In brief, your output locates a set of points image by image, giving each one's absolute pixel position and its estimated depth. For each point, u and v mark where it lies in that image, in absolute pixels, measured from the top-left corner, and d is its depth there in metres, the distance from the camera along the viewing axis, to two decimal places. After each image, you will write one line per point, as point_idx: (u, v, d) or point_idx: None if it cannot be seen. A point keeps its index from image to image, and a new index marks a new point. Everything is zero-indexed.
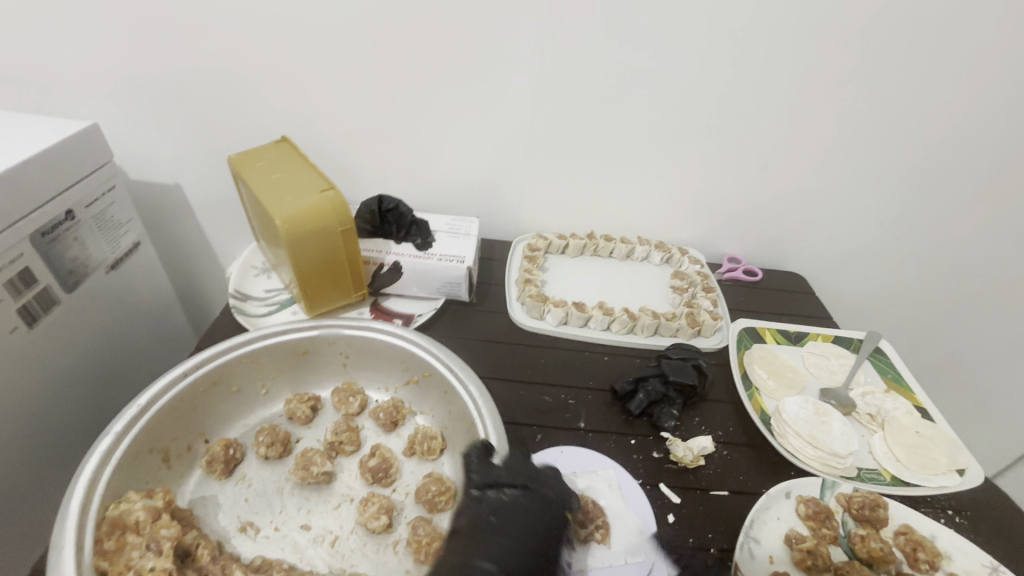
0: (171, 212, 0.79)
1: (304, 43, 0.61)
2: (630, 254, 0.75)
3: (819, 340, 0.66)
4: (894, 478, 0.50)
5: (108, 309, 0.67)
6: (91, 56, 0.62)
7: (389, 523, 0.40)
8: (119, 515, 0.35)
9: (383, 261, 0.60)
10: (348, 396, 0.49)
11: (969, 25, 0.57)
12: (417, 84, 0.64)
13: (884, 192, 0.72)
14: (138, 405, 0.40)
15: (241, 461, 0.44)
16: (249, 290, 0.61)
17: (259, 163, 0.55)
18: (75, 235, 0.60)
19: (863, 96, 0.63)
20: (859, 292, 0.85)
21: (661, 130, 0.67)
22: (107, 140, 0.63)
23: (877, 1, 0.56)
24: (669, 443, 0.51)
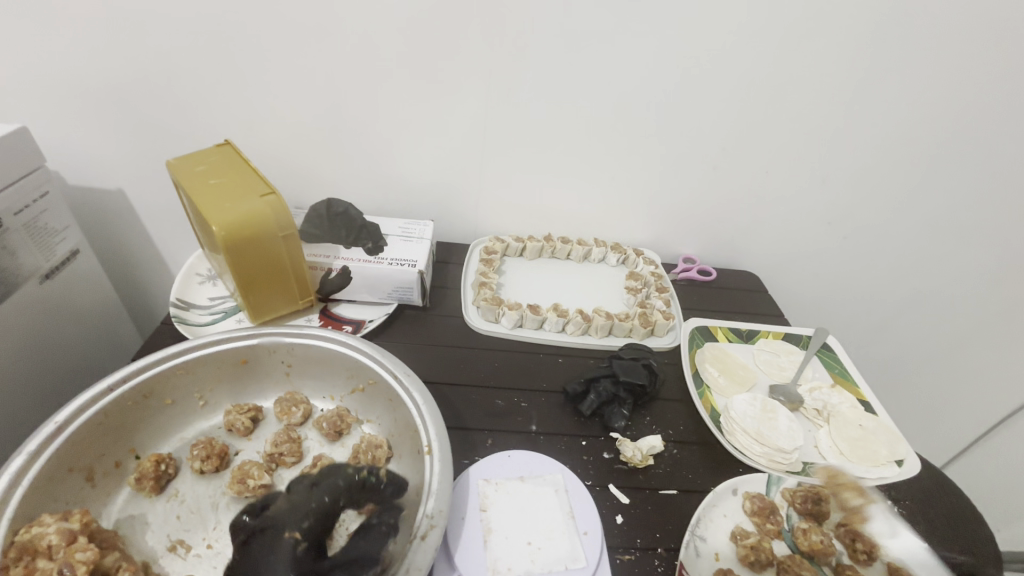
0: (114, 219, 0.76)
1: (247, 43, 0.60)
2: (587, 255, 0.76)
3: (769, 337, 0.67)
4: (837, 471, 0.52)
5: (41, 321, 0.64)
6: (20, 56, 0.59)
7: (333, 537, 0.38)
8: (30, 540, 0.33)
9: (331, 266, 0.58)
10: (291, 406, 0.48)
11: (902, 31, 0.59)
12: (366, 86, 0.63)
13: (829, 192, 0.74)
14: (56, 423, 0.38)
15: (174, 477, 0.42)
16: (192, 298, 0.59)
17: (198, 168, 0.54)
18: (3, 244, 0.57)
19: (806, 99, 0.64)
20: (810, 289, 0.87)
21: (614, 132, 0.68)
22: (38, 144, 0.61)
23: (815, 7, 0.57)
24: (619, 443, 0.51)
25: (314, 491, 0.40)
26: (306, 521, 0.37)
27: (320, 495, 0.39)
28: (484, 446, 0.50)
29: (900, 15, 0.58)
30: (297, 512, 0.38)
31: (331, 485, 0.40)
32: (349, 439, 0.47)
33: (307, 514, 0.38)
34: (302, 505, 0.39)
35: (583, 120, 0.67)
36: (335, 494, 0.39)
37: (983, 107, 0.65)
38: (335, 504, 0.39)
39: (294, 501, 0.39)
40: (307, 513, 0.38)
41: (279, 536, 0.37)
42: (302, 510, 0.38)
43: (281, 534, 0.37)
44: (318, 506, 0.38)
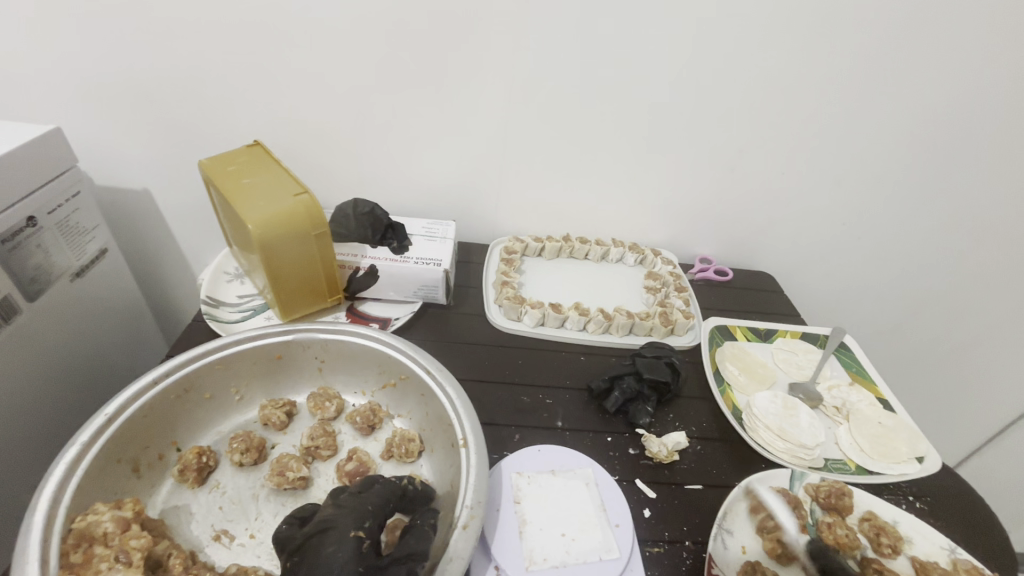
0: (139, 219, 0.77)
1: (274, 45, 0.61)
2: (605, 255, 0.77)
3: (787, 336, 0.68)
4: (858, 468, 0.53)
5: (71, 319, 0.65)
6: (54, 59, 0.61)
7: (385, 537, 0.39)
8: (86, 527, 0.34)
9: (359, 265, 0.60)
10: (324, 401, 0.49)
11: (919, 35, 0.60)
12: (390, 86, 0.64)
13: (844, 193, 0.75)
14: (105, 415, 0.39)
15: (215, 469, 0.43)
16: (222, 296, 0.60)
17: (230, 168, 0.55)
18: (38, 242, 0.58)
19: (823, 100, 0.65)
20: (824, 289, 0.88)
21: (633, 134, 0.69)
22: (71, 145, 0.62)
23: (833, 10, 0.58)
24: (644, 439, 0.52)
25: (361, 499, 0.37)
26: (364, 524, 0.35)
27: (368, 502, 0.37)
28: (513, 441, 0.50)
29: (918, 18, 0.59)
30: (354, 514, 0.36)
31: (380, 492, 0.38)
32: (382, 433, 0.48)
33: (362, 517, 0.36)
34: (356, 509, 0.36)
35: (603, 121, 0.68)
36: (386, 499, 0.38)
37: (998, 108, 0.66)
38: (384, 509, 0.37)
39: (343, 507, 0.36)
40: (362, 517, 0.36)
41: (337, 540, 0.34)
42: (357, 516, 0.36)
43: (342, 537, 0.34)
44: (374, 509, 0.36)
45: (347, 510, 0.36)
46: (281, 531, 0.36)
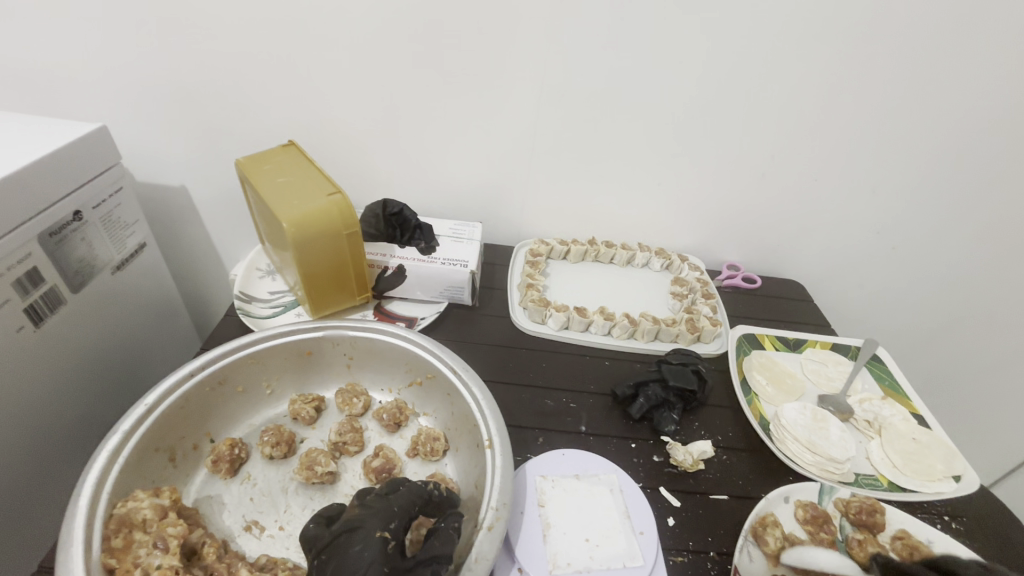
0: (177, 215, 0.79)
1: (309, 45, 0.62)
2: (631, 260, 0.76)
3: (817, 347, 0.67)
4: (891, 484, 0.51)
5: (111, 311, 0.68)
6: (101, 60, 0.63)
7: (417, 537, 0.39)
8: (127, 513, 0.35)
9: (387, 264, 0.61)
10: (352, 397, 0.49)
11: (963, 41, 0.58)
12: (421, 86, 0.65)
13: (880, 200, 0.73)
14: (145, 404, 0.40)
15: (246, 461, 0.44)
16: (254, 291, 0.62)
17: (265, 167, 0.56)
18: (82, 236, 0.61)
19: (861, 104, 0.64)
20: (855, 299, 0.86)
21: (662, 138, 0.68)
22: (116, 142, 0.65)
23: (874, 13, 0.57)
24: (669, 447, 0.51)
25: (389, 498, 0.38)
26: (390, 525, 0.36)
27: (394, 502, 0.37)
28: (536, 444, 0.51)
29: (963, 23, 0.57)
30: (382, 515, 0.36)
31: (408, 494, 0.38)
32: (407, 431, 0.49)
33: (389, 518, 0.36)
34: (382, 508, 0.36)
35: (632, 125, 0.68)
36: (413, 501, 0.38)
37: None
38: (411, 510, 0.37)
39: (372, 508, 0.37)
40: (390, 518, 0.36)
41: (365, 539, 0.34)
42: (384, 515, 0.36)
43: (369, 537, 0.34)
44: (400, 510, 0.37)
45: (375, 510, 0.36)
46: (311, 529, 0.37)
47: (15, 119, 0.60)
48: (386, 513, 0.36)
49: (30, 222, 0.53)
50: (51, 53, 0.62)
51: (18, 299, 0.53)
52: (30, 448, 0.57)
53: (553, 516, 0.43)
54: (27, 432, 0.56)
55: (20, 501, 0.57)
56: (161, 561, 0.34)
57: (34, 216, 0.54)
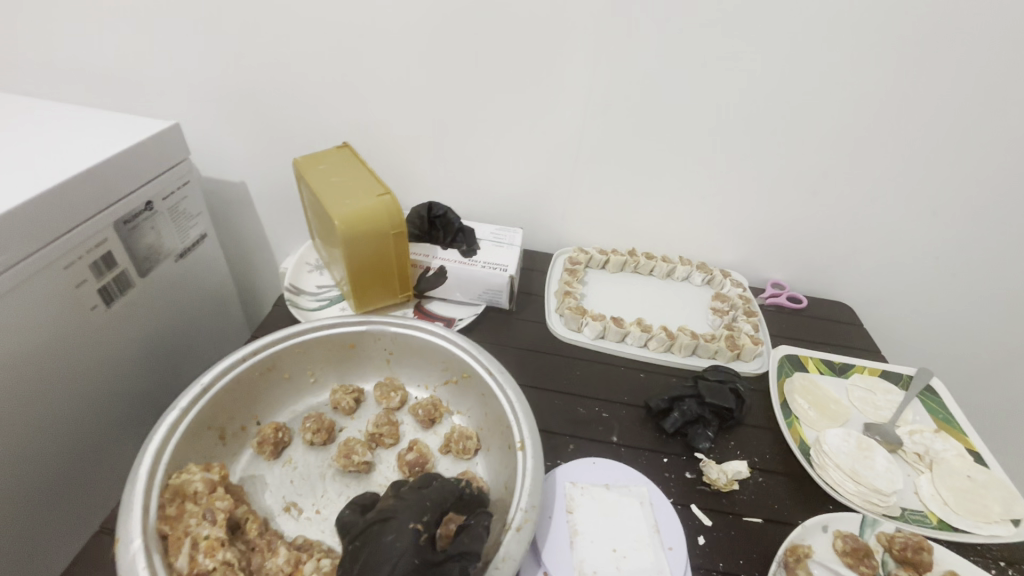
0: (235, 209, 0.84)
1: (366, 53, 0.65)
2: (671, 273, 0.75)
3: (864, 373, 0.64)
4: (940, 522, 0.48)
5: (171, 296, 0.72)
6: (177, 64, 0.68)
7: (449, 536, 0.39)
8: (180, 484, 0.38)
9: (429, 265, 0.63)
10: (390, 391, 0.51)
11: None
12: (470, 92, 0.67)
13: (941, 222, 0.69)
14: (202, 383, 0.43)
15: (289, 444, 0.46)
16: (302, 285, 0.64)
17: (321, 166, 0.59)
18: (151, 225, 0.66)
19: (925, 121, 0.61)
20: (909, 325, 0.82)
21: (708, 152, 0.68)
22: (185, 140, 0.69)
23: (940, 29, 0.55)
24: (703, 464, 0.50)
25: (420, 493, 0.38)
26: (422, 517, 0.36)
27: (424, 497, 0.38)
28: (567, 451, 0.51)
29: None
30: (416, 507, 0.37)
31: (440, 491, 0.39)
32: (441, 428, 0.50)
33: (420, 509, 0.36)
34: (416, 500, 0.37)
35: (677, 138, 0.67)
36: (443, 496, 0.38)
37: None
38: (443, 504, 0.38)
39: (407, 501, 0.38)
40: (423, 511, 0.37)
41: (398, 530, 0.35)
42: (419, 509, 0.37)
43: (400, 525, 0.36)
44: (433, 504, 0.37)
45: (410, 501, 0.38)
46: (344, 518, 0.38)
47: (102, 115, 0.66)
48: (418, 507, 0.37)
49: (107, 210, 0.59)
50: (135, 57, 0.68)
51: (92, 280, 0.58)
52: (86, 421, 0.61)
53: (581, 524, 0.43)
54: (92, 403, 0.61)
55: (74, 470, 0.60)
56: (209, 532, 0.36)
57: (112, 204, 0.59)
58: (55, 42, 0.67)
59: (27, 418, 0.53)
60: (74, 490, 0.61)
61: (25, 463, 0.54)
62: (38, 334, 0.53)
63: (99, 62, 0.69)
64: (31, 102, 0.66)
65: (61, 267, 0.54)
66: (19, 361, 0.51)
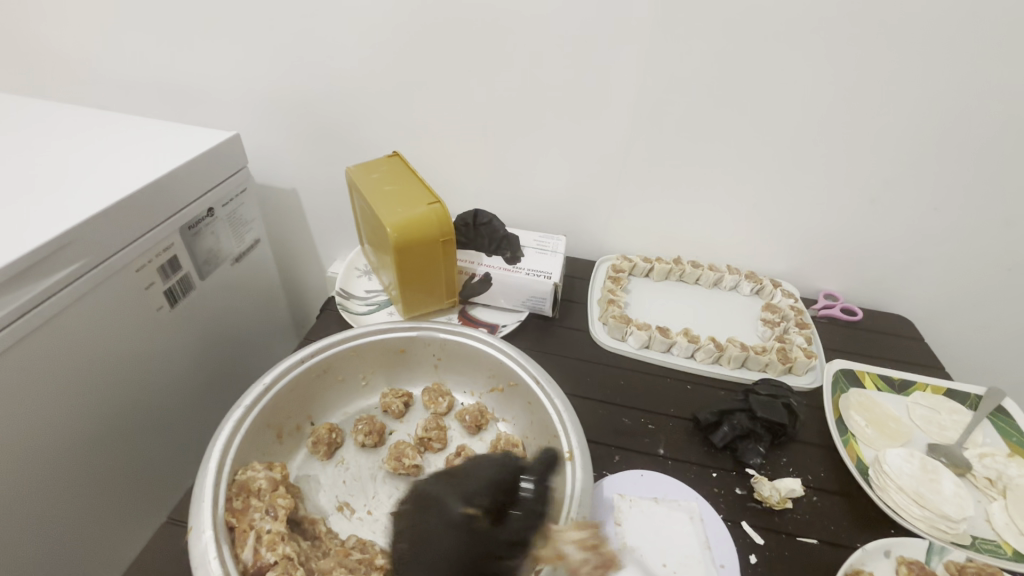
0: (286, 214, 0.88)
1: (416, 65, 0.67)
2: (718, 282, 0.73)
3: (928, 391, 0.60)
4: (1017, 553, 0.46)
5: (228, 295, 0.75)
6: (241, 77, 0.73)
7: None
8: (245, 480, 0.40)
9: (475, 272, 0.63)
10: (438, 396, 0.52)
11: None
12: (516, 101, 0.68)
13: (1017, 233, 0.65)
14: (264, 383, 0.45)
15: (341, 445, 0.48)
16: (352, 289, 0.67)
17: (373, 175, 0.60)
18: (211, 230, 0.70)
19: (1004, 127, 0.58)
20: (974, 339, 0.77)
21: (758, 160, 0.66)
22: (245, 149, 0.73)
23: (1003, 34, 0.52)
24: (753, 480, 0.49)
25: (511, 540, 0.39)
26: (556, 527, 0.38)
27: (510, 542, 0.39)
28: (612, 462, 0.50)
29: None
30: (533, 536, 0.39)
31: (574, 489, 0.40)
32: (487, 434, 0.50)
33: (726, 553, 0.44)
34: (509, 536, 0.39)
35: (725, 147, 0.66)
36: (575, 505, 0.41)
37: None
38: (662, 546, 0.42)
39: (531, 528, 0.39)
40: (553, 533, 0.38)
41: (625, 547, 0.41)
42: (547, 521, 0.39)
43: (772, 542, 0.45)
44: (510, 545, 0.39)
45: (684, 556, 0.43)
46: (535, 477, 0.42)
47: (166, 125, 0.70)
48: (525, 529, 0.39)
49: (173, 217, 0.62)
50: (203, 71, 0.73)
51: (160, 281, 0.62)
52: (145, 412, 0.63)
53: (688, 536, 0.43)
54: (160, 393, 0.65)
55: (133, 463, 0.62)
56: (271, 526, 0.38)
57: (176, 212, 0.62)
58: (141, 58, 0.73)
59: (100, 409, 0.56)
60: (133, 483, 0.63)
61: (105, 447, 0.58)
62: (115, 328, 0.57)
63: (176, 77, 0.74)
64: (110, 115, 0.71)
65: (134, 270, 0.58)
66: (100, 351, 0.55)
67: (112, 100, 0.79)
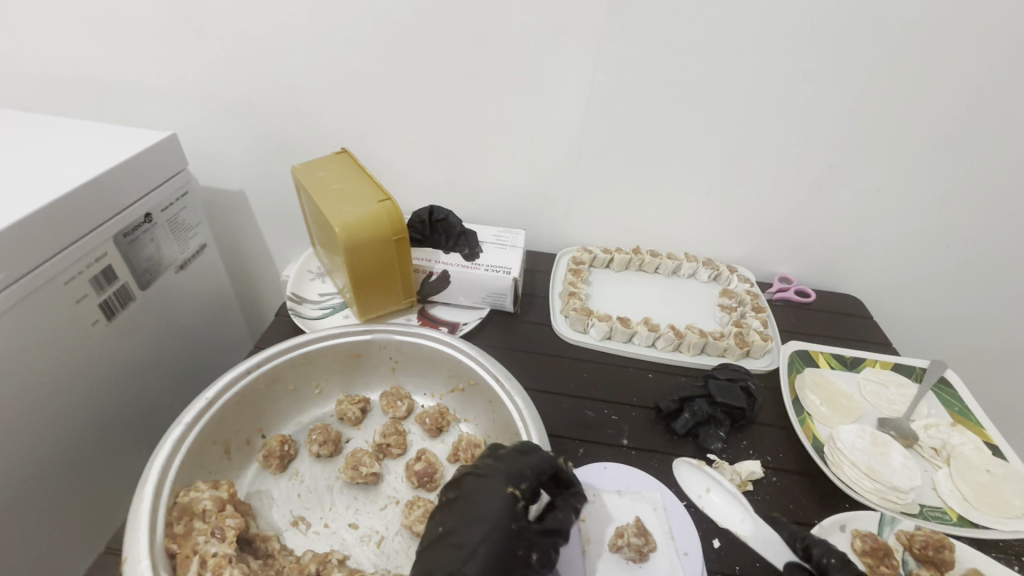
0: (235, 217, 0.84)
1: (360, 61, 0.65)
2: (677, 270, 0.74)
3: (877, 366, 0.62)
4: (961, 519, 0.47)
5: (172, 307, 0.71)
6: (174, 75, 0.68)
7: None
8: (188, 502, 0.39)
9: (432, 270, 0.62)
10: (396, 400, 0.51)
11: None
12: (466, 95, 0.66)
13: (952, 213, 0.68)
14: (206, 399, 0.43)
15: (295, 457, 0.46)
16: (305, 293, 0.64)
17: (319, 174, 0.58)
18: (151, 236, 0.66)
19: (936, 111, 0.60)
20: (918, 316, 0.81)
21: (710, 149, 0.67)
22: (183, 150, 0.68)
23: (930, 23, 0.54)
24: (715, 466, 0.50)
25: None
26: (518, 550, 0.36)
27: None
28: (576, 456, 0.50)
29: None
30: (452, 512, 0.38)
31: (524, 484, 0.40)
32: (449, 436, 0.50)
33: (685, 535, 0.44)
34: None
35: (677, 137, 0.66)
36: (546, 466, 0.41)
37: None
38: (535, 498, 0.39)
39: (464, 480, 0.39)
40: (472, 525, 0.36)
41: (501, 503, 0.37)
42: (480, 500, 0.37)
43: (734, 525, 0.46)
44: None
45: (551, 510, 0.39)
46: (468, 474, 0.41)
47: (94, 126, 0.65)
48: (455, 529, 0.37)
49: (104, 224, 0.57)
50: (131, 70, 0.68)
51: (94, 293, 0.58)
52: (83, 435, 0.59)
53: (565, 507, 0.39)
54: (101, 411, 0.61)
55: (72, 488, 0.58)
56: (217, 548, 0.36)
57: (107, 218, 0.58)
58: (56, 57, 0.68)
59: (29, 435, 0.52)
60: (71, 510, 0.59)
61: (38, 473, 0.53)
62: (44, 347, 0.52)
63: (100, 76, 0.69)
64: (28, 117, 0.65)
65: (61, 283, 0.53)
66: (26, 373, 0.51)
67: (29, 101, 0.73)
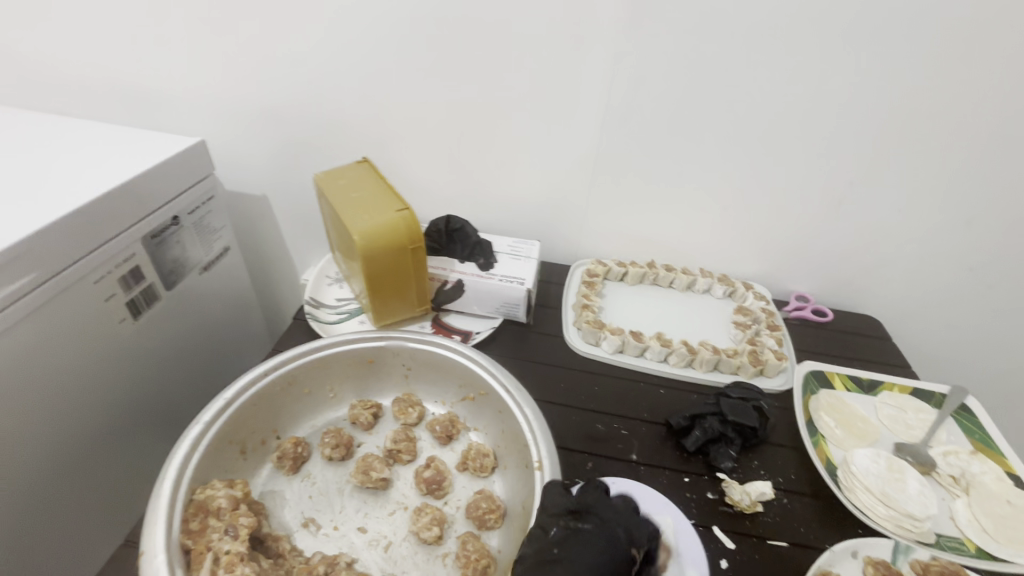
0: (258, 221, 0.86)
1: (384, 73, 0.67)
2: (691, 285, 0.74)
3: (894, 390, 0.61)
4: (979, 550, 0.46)
5: (195, 307, 0.73)
6: (206, 84, 0.71)
7: (440, 535, 0.42)
8: (204, 499, 0.40)
9: (447, 278, 0.63)
10: (408, 407, 0.52)
11: None
12: (486, 108, 0.68)
13: (975, 235, 0.67)
14: (225, 399, 0.45)
15: (307, 459, 0.47)
16: (322, 298, 0.65)
17: (341, 182, 0.59)
18: (177, 238, 0.68)
19: (958, 132, 0.60)
20: (939, 339, 0.79)
21: (728, 166, 0.67)
22: (211, 155, 0.71)
23: (952, 44, 0.54)
24: (725, 485, 0.49)
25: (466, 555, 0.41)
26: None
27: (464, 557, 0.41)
28: (585, 469, 0.50)
29: None
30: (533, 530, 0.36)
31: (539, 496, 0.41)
32: (458, 445, 0.50)
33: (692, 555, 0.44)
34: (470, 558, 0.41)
35: (694, 154, 0.67)
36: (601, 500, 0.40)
37: None
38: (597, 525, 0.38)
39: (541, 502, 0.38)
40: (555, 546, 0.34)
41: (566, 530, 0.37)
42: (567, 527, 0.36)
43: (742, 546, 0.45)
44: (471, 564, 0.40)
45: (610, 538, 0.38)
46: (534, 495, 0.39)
47: (129, 131, 0.68)
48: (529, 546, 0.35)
49: (134, 226, 0.60)
50: (166, 78, 0.71)
51: (122, 292, 0.60)
52: (106, 429, 0.60)
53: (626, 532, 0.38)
54: (124, 407, 0.62)
55: (93, 481, 0.60)
56: (230, 546, 0.37)
57: (138, 220, 0.60)
58: (97, 65, 0.71)
59: (55, 427, 0.54)
60: (92, 502, 0.60)
61: (63, 465, 0.55)
62: (74, 343, 0.55)
63: (138, 84, 0.72)
64: (67, 121, 0.68)
65: (92, 282, 0.56)
66: (55, 368, 0.53)
67: (69, 106, 0.76)
